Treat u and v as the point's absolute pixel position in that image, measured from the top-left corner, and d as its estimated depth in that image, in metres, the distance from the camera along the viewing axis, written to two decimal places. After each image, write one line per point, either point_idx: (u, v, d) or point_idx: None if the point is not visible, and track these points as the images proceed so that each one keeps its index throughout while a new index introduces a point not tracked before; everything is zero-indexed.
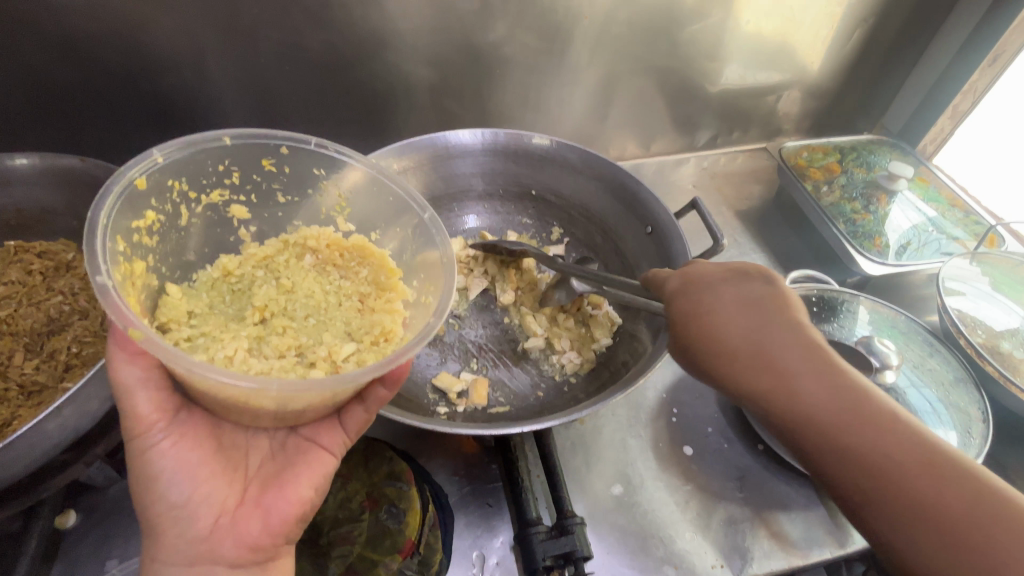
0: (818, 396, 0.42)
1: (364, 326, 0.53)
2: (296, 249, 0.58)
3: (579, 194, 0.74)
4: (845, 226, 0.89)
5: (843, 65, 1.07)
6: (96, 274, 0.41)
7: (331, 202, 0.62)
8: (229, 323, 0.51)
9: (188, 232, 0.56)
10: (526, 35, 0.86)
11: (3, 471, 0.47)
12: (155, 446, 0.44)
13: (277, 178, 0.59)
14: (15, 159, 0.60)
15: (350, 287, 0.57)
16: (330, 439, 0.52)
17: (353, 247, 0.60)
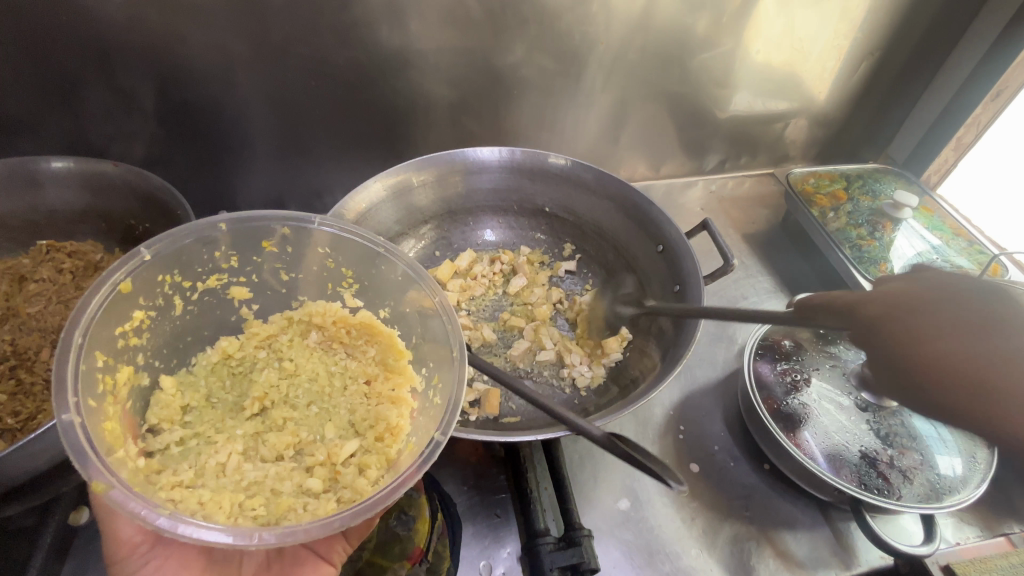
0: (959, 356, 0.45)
1: (368, 419, 0.55)
2: (301, 326, 0.61)
3: (593, 212, 0.76)
4: (850, 252, 0.90)
5: (850, 96, 1.10)
6: (61, 414, 0.42)
7: (335, 275, 0.62)
8: (229, 416, 0.54)
9: (182, 319, 0.57)
10: (543, 58, 0.90)
11: (27, 463, 0.48)
12: (141, 570, 0.46)
13: (280, 258, 0.61)
14: (52, 162, 0.63)
15: (356, 368, 0.59)
16: (331, 548, 0.50)
17: (359, 324, 0.61)
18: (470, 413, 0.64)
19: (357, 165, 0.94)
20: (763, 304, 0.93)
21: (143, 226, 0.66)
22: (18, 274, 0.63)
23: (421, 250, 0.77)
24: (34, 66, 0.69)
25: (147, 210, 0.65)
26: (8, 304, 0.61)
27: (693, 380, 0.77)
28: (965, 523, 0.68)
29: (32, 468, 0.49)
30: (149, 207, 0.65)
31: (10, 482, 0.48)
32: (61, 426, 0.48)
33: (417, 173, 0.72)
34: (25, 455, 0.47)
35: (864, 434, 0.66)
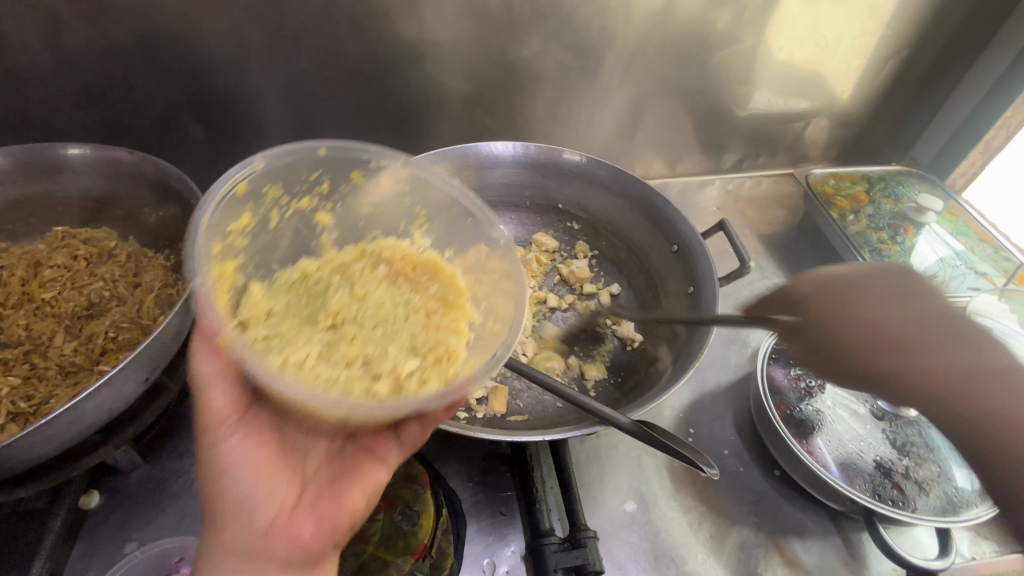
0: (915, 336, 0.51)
1: (429, 342, 0.51)
2: (371, 259, 0.60)
3: (607, 210, 0.75)
4: (870, 255, 0.88)
5: (874, 95, 1.08)
6: (194, 278, 0.44)
7: (409, 214, 0.65)
8: (303, 326, 0.50)
9: (275, 236, 0.58)
10: (560, 52, 0.88)
11: (40, 447, 0.48)
12: (224, 441, 0.47)
13: (359, 192, 0.63)
14: (69, 149, 0.63)
15: (420, 301, 0.56)
16: (386, 452, 0.52)
17: (424, 264, 0.61)
18: (477, 411, 0.63)
19: None
20: None
21: (156, 214, 0.67)
22: (34, 260, 0.64)
23: None
24: (52, 53, 0.69)
25: (161, 199, 0.65)
26: (25, 289, 0.61)
27: (705, 383, 0.76)
28: (982, 538, 0.66)
29: (45, 452, 0.50)
30: (162, 194, 0.65)
31: (24, 465, 0.49)
32: (74, 411, 0.48)
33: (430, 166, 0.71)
34: (38, 439, 0.48)
35: (878, 443, 0.65)
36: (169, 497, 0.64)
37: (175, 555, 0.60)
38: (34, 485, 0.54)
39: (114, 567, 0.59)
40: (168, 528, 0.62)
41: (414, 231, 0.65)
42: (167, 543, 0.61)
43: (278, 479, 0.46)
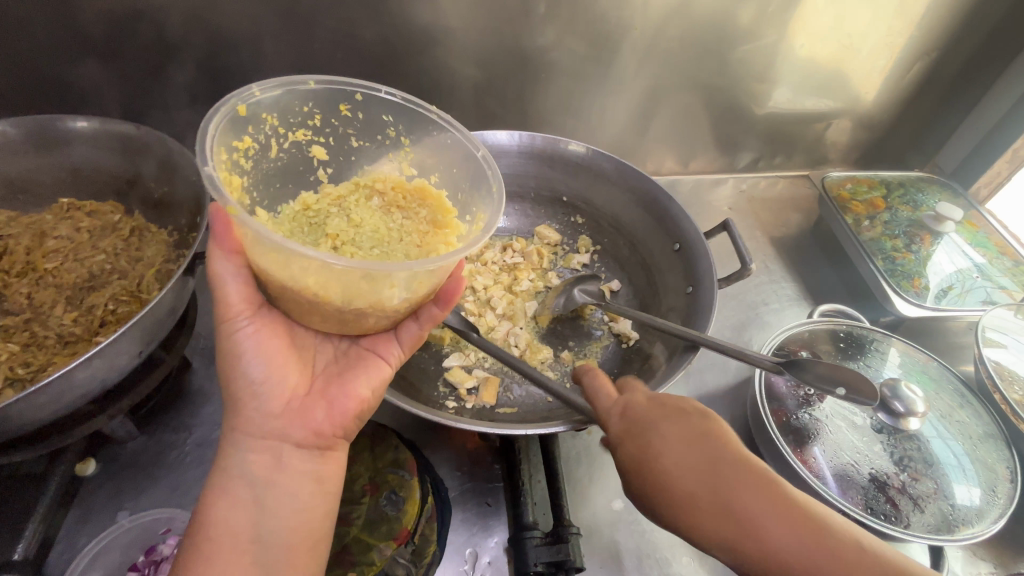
0: (775, 513, 0.40)
1: (423, 256, 0.53)
2: (366, 191, 0.60)
3: (611, 204, 0.73)
4: (883, 263, 0.85)
5: (899, 98, 1.04)
6: (204, 164, 0.44)
7: (393, 145, 0.63)
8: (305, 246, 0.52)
9: (272, 164, 0.57)
10: (574, 42, 0.87)
11: (34, 413, 0.49)
12: (240, 330, 0.48)
13: (350, 124, 0.61)
14: (77, 121, 0.64)
15: (411, 225, 0.57)
16: (388, 351, 0.55)
17: (414, 191, 0.61)
18: (466, 401, 0.62)
19: None
20: (785, 311, 0.89)
21: (160, 190, 0.67)
22: (40, 230, 0.65)
23: None
24: (65, 25, 0.70)
25: (165, 174, 0.66)
26: (29, 258, 0.62)
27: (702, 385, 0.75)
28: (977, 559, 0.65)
29: (40, 419, 0.51)
30: (165, 170, 0.65)
31: (18, 430, 0.50)
32: (67, 379, 0.49)
33: None
34: (32, 406, 0.48)
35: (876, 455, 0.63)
36: (162, 469, 0.65)
37: (163, 526, 0.60)
38: (31, 450, 0.55)
39: (109, 531, 0.59)
40: (159, 500, 0.63)
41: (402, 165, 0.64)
42: (155, 515, 0.61)
43: (289, 372, 0.49)
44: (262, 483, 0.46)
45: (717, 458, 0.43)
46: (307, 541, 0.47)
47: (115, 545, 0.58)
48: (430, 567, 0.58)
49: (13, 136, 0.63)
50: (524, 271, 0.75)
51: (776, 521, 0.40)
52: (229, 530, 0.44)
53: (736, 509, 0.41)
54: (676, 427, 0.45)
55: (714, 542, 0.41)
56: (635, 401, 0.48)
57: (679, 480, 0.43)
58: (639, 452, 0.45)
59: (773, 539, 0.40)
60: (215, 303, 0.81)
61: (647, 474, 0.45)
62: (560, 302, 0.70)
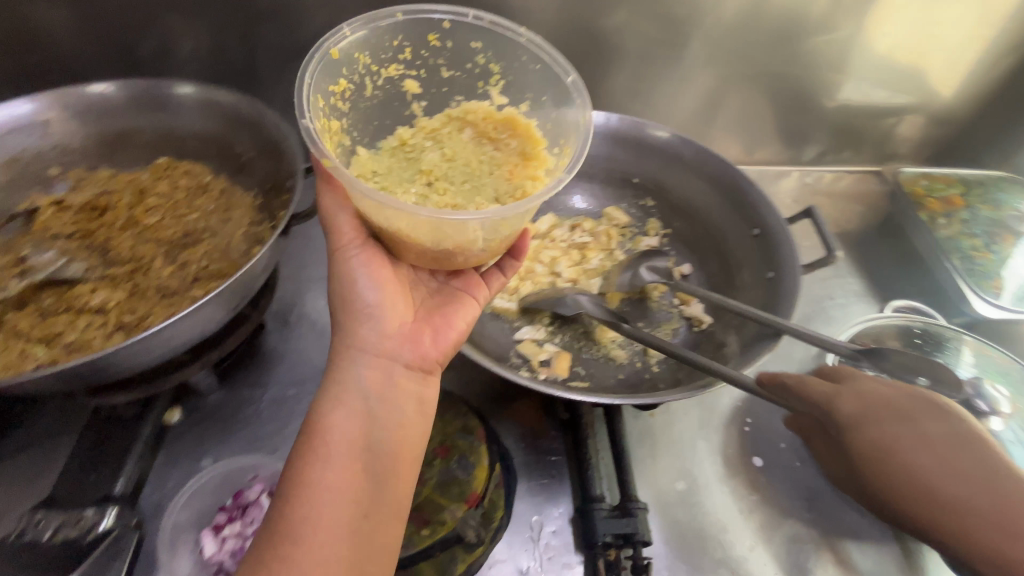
0: (960, 484, 0.53)
1: (510, 190, 0.58)
2: (458, 123, 0.65)
3: (685, 188, 0.73)
4: (960, 262, 0.83)
5: (981, 94, 1.00)
6: (301, 119, 0.49)
7: (484, 71, 0.65)
8: (403, 182, 0.59)
9: (370, 103, 0.63)
10: (648, 24, 0.86)
11: (143, 355, 0.52)
12: (353, 257, 0.53)
13: (440, 54, 0.64)
14: (179, 87, 0.68)
15: (501, 157, 0.61)
16: (478, 291, 0.60)
17: (503, 121, 0.64)
18: (540, 372, 0.63)
19: None
20: (850, 307, 0.87)
21: (247, 154, 0.70)
22: (142, 189, 0.68)
23: None
24: None
25: (254, 138, 0.68)
26: (132, 213, 0.66)
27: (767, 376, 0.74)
28: None
29: (145, 362, 0.54)
30: (255, 136, 0.68)
31: (126, 372, 0.53)
32: (175, 326, 0.52)
33: None
34: (142, 348, 0.51)
35: None
36: (241, 421, 0.68)
37: (249, 472, 0.63)
38: (127, 394, 0.59)
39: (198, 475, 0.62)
40: (239, 450, 0.66)
41: (493, 90, 0.66)
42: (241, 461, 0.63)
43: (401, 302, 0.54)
44: (375, 395, 0.50)
45: (947, 470, 0.54)
46: (411, 450, 0.50)
47: (208, 487, 0.62)
48: (498, 531, 0.59)
49: (119, 100, 0.68)
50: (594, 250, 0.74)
51: (951, 484, 0.53)
52: (344, 432, 0.48)
53: (950, 493, 0.53)
54: (932, 429, 0.57)
55: (893, 480, 0.56)
56: (839, 398, 0.60)
57: (920, 462, 0.55)
58: (878, 444, 0.57)
59: (950, 497, 0.53)
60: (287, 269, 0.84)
61: (876, 451, 0.57)
62: (625, 277, 0.71)
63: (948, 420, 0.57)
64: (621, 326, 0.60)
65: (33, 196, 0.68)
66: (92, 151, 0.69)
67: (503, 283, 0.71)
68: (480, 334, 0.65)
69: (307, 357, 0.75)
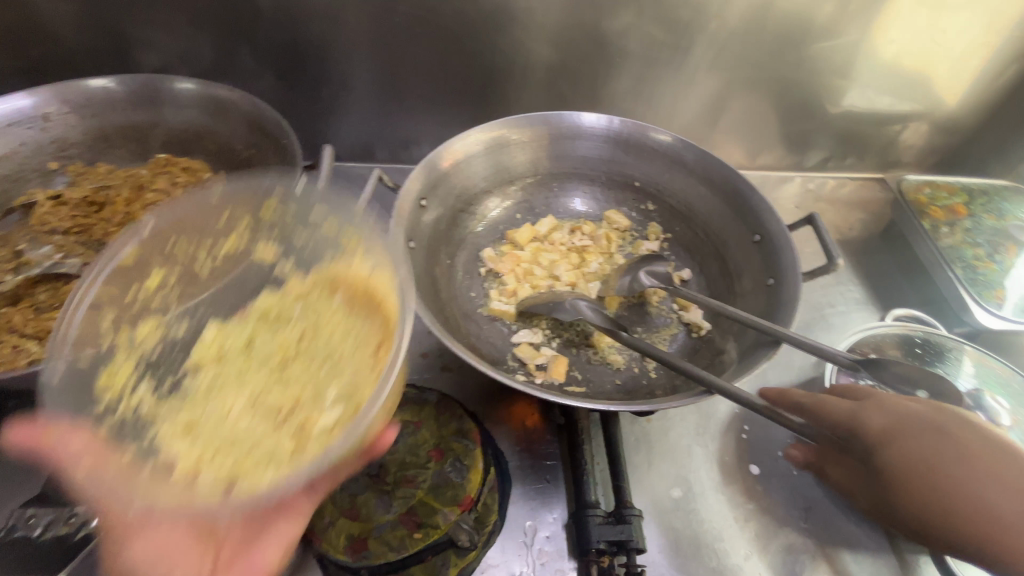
0: (994, 488, 0.43)
1: (360, 382, 0.43)
2: (326, 287, 0.50)
3: (687, 193, 0.72)
4: (962, 272, 0.82)
5: (986, 103, 0.99)
6: (47, 368, 0.42)
7: (333, 251, 0.51)
8: (249, 367, 0.45)
9: (214, 280, 0.52)
10: (652, 27, 0.85)
11: None
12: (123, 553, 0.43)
13: (287, 228, 0.54)
14: (180, 83, 0.68)
15: (366, 336, 0.46)
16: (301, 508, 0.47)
17: (369, 294, 0.48)
18: (536, 375, 0.62)
19: (445, 116, 0.96)
20: (851, 315, 0.87)
21: (247, 151, 0.69)
22: (140, 185, 0.68)
23: (504, 211, 0.77)
24: None
25: (254, 136, 0.68)
26: (129, 208, 0.65)
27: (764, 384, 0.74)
28: None
29: None
30: (256, 133, 0.67)
31: None
32: (169, 323, 0.51)
33: (514, 130, 0.71)
34: None
35: None
36: None
37: None
38: None
39: None
40: None
41: (357, 251, 0.50)
42: None
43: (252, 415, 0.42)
44: None
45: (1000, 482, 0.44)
46: None
47: None
48: (492, 535, 0.59)
49: (118, 94, 0.67)
50: (596, 255, 0.75)
51: (1005, 499, 0.43)
52: None
53: (1001, 509, 0.43)
54: (951, 433, 0.46)
55: (931, 498, 0.44)
56: (866, 410, 0.51)
57: (935, 457, 0.46)
58: (917, 456, 0.46)
59: (1002, 512, 0.42)
60: None
61: (915, 464, 0.46)
62: (625, 281, 0.70)
63: (971, 428, 0.47)
64: (620, 334, 0.58)
65: (33, 190, 0.68)
66: (92, 145, 0.69)
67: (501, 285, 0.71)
68: (477, 336, 0.65)
69: None
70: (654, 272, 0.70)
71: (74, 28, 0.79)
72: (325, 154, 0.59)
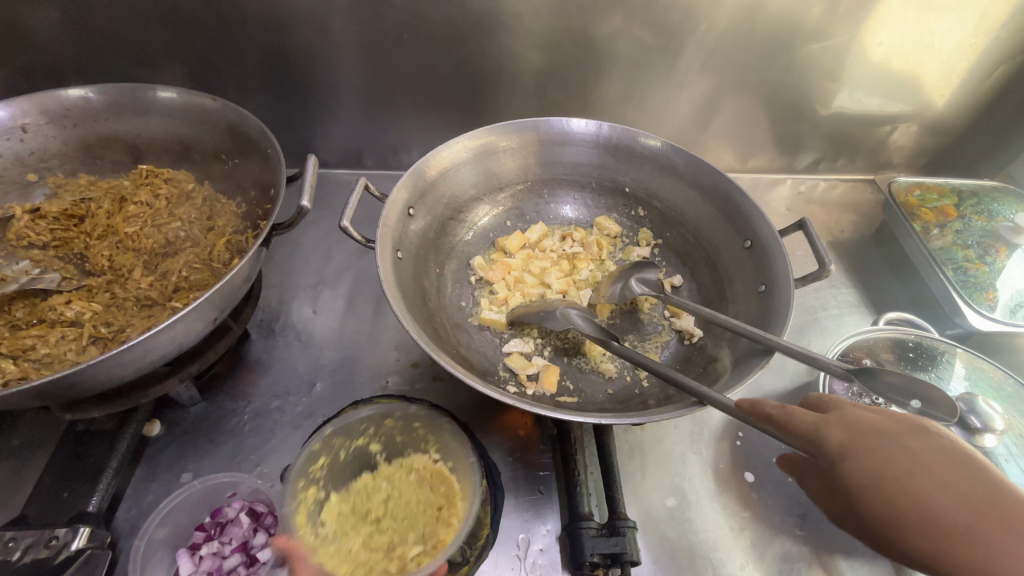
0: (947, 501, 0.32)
1: (431, 535, 0.55)
2: (406, 466, 0.60)
3: (678, 199, 0.71)
4: (953, 274, 0.82)
5: (975, 103, 0.99)
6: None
7: (419, 426, 0.62)
8: (352, 525, 0.56)
9: (341, 451, 0.61)
10: (641, 31, 0.85)
11: (118, 371, 0.50)
12: None
13: (388, 432, 0.63)
14: (161, 92, 0.66)
15: (426, 511, 0.56)
16: None
17: (437, 481, 0.59)
18: (528, 387, 0.62)
19: (435, 122, 0.95)
20: (844, 317, 0.87)
21: (232, 160, 0.68)
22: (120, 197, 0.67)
23: (494, 218, 0.77)
24: None
25: (238, 145, 0.67)
26: (109, 221, 0.64)
27: (757, 390, 0.74)
28: None
29: (120, 377, 0.52)
30: (240, 142, 0.66)
31: (101, 387, 0.51)
32: (151, 340, 0.49)
33: (502, 137, 0.70)
34: (116, 364, 0.49)
35: None
36: (222, 435, 0.67)
37: (226, 489, 0.61)
38: (105, 408, 0.57)
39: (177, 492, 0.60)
40: (220, 465, 0.65)
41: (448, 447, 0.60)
42: (224, 475, 0.61)
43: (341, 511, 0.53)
44: None
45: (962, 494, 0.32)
46: None
47: (184, 505, 0.60)
48: (484, 550, 0.58)
49: (97, 104, 0.66)
50: (587, 261, 0.74)
51: (946, 504, 0.32)
52: None
53: (952, 523, 0.31)
54: (926, 444, 0.35)
55: (906, 526, 0.33)
56: (830, 426, 0.39)
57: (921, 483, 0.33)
58: (869, 470, 0.35)
59: (951, 524, 0.31)
60: (275, 277, 0.83)
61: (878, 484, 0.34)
62: (616, 289, 0.70)
63: (936, 435, 0.35)
64: (609, 343, 0.56)
65: (10, 203, 0.66)
66: (73, 156, 0.68)
67: (492, 294, 0.71)
68: (467, 347, 0.64)
69: (292, 368, 0.73)
70: (645, 278, 0.69)
71: (55, 36, 0.78)
72: (310, 164, 0.58)
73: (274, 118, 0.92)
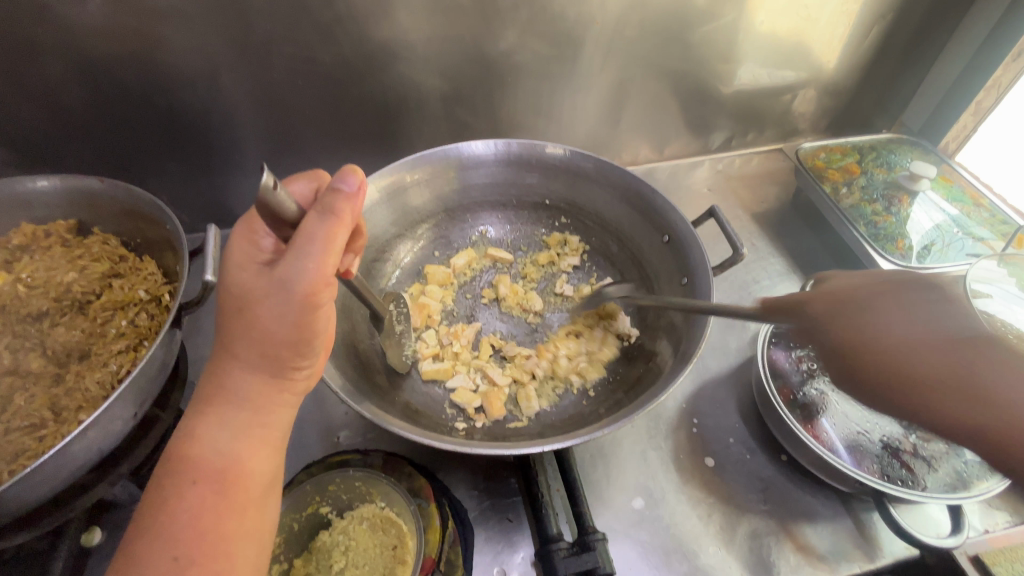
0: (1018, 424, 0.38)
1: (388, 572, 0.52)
2: (352, 520, 0.56)
3: (595, 202, 0.73)
4: (865, 229, 0.86)
5: (861, 64, 1.05)
6: None
7: (357, 478, 0.60)
8: None
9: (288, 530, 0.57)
10: (537, 42, 0.86)
11: (32, 493, 0.46)
12: None
13: (327, 495, 0.59)
14: (36, 181, 0.65)
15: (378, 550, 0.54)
16: None
17: (383, 523, 0.56)
18: (476, 420, 0.62)
19: (350, 161, 0.94)
20: (776, 287, 0.90)
21: (134, 242, 0.68)
22: (11, 268, 0.65)
23: (418, 251, 0.76)
24: (22, 91, 0.71)
25: (133, 221, 0.66)
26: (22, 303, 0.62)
27: (705, 373, 0.76)
28: (994, 508, 0.64)
29: (37, 498, 0.47)
30: (137, 221, 0.66)
31: (16, 513, 0.47)
32: (62, 456, 0.46)
33: (410, 172, 0.69)
34: (25, 489, 0.45)
35: (885, 422, 0.64)
36: None
37: None
38: None
39: None
40: None
41: (384, 489, 0.59)
42: None
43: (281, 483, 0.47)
44: None
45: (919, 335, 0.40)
46: None
47: None
48: None
49: None
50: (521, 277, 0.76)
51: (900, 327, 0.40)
52: None
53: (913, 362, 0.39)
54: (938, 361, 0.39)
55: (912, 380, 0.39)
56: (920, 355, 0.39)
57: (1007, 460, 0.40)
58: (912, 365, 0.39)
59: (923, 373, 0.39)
60: None
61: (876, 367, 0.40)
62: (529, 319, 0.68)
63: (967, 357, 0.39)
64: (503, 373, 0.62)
65: None
66: None
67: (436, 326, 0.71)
68: (410, 391, 0.64)
69: None
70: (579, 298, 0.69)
71: None
72: (210, 237, 0.55)
73: (179, 185, 0.88)
